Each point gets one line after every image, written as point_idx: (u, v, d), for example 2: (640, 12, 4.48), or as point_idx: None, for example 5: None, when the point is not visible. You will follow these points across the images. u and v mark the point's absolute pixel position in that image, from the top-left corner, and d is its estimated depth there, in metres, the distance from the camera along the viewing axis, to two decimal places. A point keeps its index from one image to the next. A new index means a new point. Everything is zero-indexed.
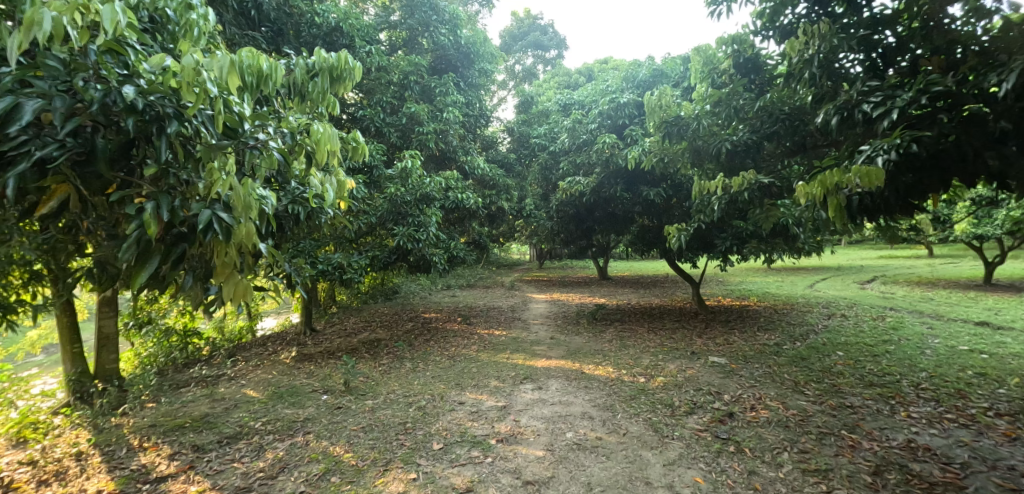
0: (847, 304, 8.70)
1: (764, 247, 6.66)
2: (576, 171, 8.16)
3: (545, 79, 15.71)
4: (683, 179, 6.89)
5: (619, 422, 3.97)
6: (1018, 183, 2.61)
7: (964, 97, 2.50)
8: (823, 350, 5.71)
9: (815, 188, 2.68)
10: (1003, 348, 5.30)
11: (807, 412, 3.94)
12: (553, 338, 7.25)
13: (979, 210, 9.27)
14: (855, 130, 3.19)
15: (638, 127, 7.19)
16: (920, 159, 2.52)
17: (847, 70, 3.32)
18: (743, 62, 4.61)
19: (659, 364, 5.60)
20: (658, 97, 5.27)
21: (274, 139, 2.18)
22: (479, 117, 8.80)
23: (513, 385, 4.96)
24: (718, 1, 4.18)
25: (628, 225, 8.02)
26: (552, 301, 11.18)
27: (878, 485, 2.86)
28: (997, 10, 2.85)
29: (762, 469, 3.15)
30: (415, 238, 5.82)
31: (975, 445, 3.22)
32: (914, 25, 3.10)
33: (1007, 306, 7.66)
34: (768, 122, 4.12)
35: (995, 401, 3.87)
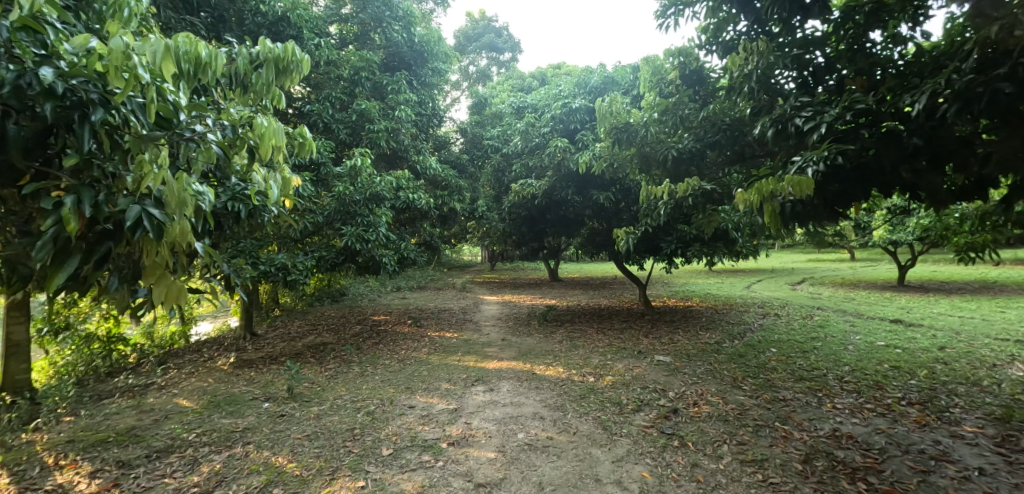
0: (779, 304, 9.30)
1: (706, 250, 7.00)
2: (529, 174, 8.23)
3: (498, 82, 15.75)
4: (631, 184, 7.12)
5: (570, 421, 4.03)
6: (927, 193, 2.89)
7: (882, 115, 2.71)
8: (758, 347, 6.07)
9: (752, 195, 2.85)
10: (913, 343, 5.84)
11: (744, 406, 4.17)
12: (505, 339, 7.26)
13: (893, 218, 10.17)
14: (789, 143, 3.40)
15: (589, 132, 7.37)
16: (844, 171, 2.74)
17: (782, 85, 3.55)
18: (688, 73, 4.84)
19: (608, 364, 5.75)
20: (609, 104, 5.43)
21: (213, 131, 2.05)
22: (432, 117, 8.71)
23: (464, 388, 4.93)
24: (667, 14, 4.36)
25: (579, 228, 8.20)
26: (504, 303, 11.20)
27: (808, 472, 3.07)
28: (911, 38, 3.16)
29: (704, 461, 3.30)
30: (365, 239, 5.67)
31: (890, 432, 3.53)
32: (840, 47, 3.37)
33: (916, 305, 8.45)
34: (711, 132, 4.34)
35: (907, 392, 4.25)
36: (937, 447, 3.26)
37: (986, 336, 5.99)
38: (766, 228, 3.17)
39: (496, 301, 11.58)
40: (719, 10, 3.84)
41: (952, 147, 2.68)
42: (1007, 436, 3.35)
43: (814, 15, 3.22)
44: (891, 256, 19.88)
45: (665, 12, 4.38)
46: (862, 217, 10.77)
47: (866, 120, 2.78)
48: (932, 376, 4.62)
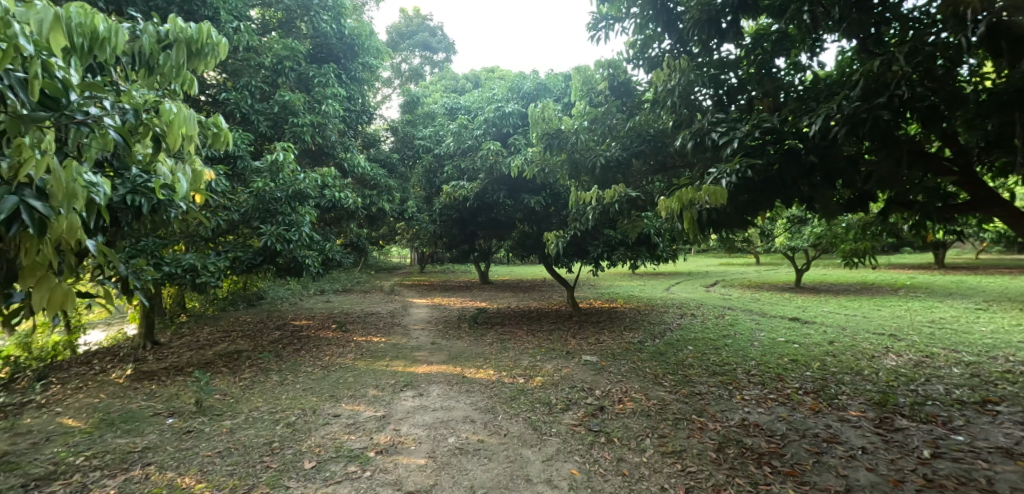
0: (695, 305, 9.98)
1: (630, 254, 7.35)
2: (461, 176, 8.18)
3: (431, 81, 15.53)
4: (561, 189, 7.31)
5: (501, 423, 4.05)
6: (821, 205, 3.23)
7: (785, 134, 3.00)
8: (676, 346, 6.47)
9: (674, 203, 3.03)
10: (807, 339, 6.52)
11: (664, 401, 4.43)
12: (434, 343, 7.14)
13: (791, 227, 11.28)
14: (706, 155, 3.66)
15: (521, 137, 7.47)
16: (754, 183, 2.99)
17: (700, 102, 3.82)
18: (617, 85, 5.08)
19: (537, 365, 5.84)
20: (541, 109, 5.57)
21: (111, 116, 1.82)
22: (360, 114, 8.41)
23: (392, 393, 4.78)
24: (598, 27, 4.54)
25: (510, 230, 8.29)
26: (434, 305, 11.02)
27: (721, 460, 3.31)
28: (809, 66, 3.55)
29: (629, 455, 3.45)
30: (286, 239, 5.29)
31: (789, 419, 3.91)
32: (751, 70, 3.70)
33: (810, 305, 9.43)
34: (637, 142, 4.59)
35: (803, 382, 4.74)
36: (828, 430, 3.67)
37: (865, 331, 6.83)
38: (686, 234, 3.38)
39: (426, 303, 11.36)
40: (646, 27, 4.10)
41: (842, 164, 3.02)
42: (883, 418, 3.83)
43: (730, 38, 3.50)
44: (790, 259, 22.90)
45: (596, 25, 4.55)
46: (765, 225, 11.84)
47: (772, 137, 3.06)
48: (823, 367, 5.18)
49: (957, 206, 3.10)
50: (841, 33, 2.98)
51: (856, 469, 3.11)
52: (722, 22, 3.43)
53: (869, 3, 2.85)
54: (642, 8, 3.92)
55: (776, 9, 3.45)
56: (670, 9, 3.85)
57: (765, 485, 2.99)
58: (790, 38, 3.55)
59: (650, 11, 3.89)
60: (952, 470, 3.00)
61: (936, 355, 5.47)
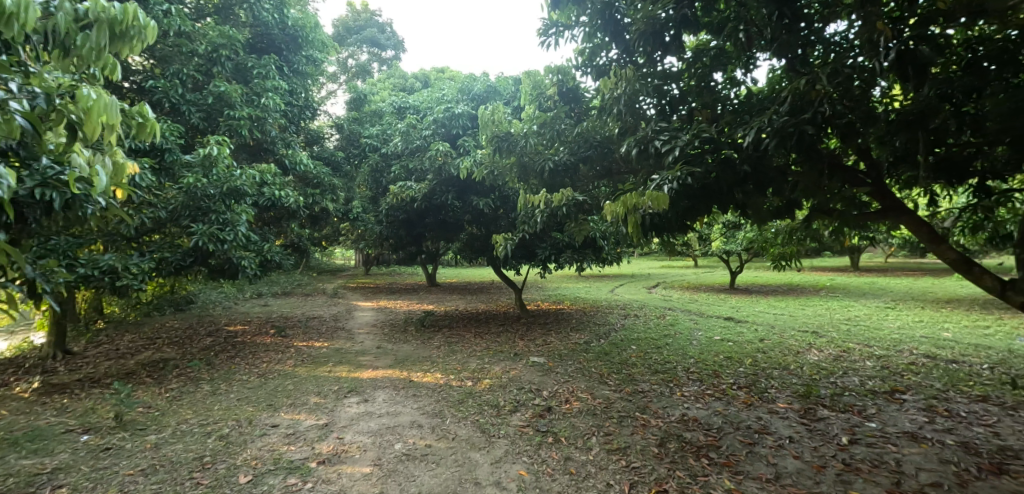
0: (638, 306, 10.36)
1: (577, 256, 7.54)
2: (409, 176, 8.03)
3: (379, 79, 15.15)
4: (510, 192, 7.36)
5: (449, 427, 4.01)
6: (753, 212, 3.44)
7: (720, 144, 3.18)
8: (620, 345, 6.69)
9: (619, 208, 3.13)
10: (740, 337, 6.95)
11: (609, 399, 4.56)
12: (380, 347, 6.95)
13: (726, 232, 11.99)
14: (649, 162, 3.82)
15: (470, 139, 7.45)
16: (693, 190, 3.15)
17: (644, 111, 3.98)
18: (566, 91, 5.19)
19: (486, 367, 5.84)
20: (491, 111, 5.60)
21: (18, 99, 1.63)
22: (303, 109, 8.06)
23: (335, 400, 4.60)
24: (548, 33, 4.61)
25: (458, 232, 8.24)
26: (379, 309, 10.72)
27: (663, 454, 3.45)
28: (743, 81, 3.79)
29: (575, 454, 3.52)
30: (220, 239, 4.94)
31: (725, 413, 4.15)
32: (692, 82, 3.90)
33: (742, 305, 10.06)
34: (584, 147, 4.71)
35: (737, 378, 5.05)
36: (759, 422, 3.92)
37: (790, 330, 7.36)
38: (630, 238, 3.50)
39: (371, 307, 11.05)
40: (594, 36, 4.22)
41: (771, 174, 3.24)
42: (807, 409, 4.16)
43: (673, 51, 3.67)
44: (725, 262, 24.51)
45: (546, 31, 4.63)
46: (702, 229, 12.50)
47: (710, 147, 3.24)
48: (754, 364, 5.54)
49: (870, 214, 3.42)
50: (772, 52, 3.20)
51: (784, 457, 3.35)
52: (666, 35, 3.59)
53: (797, 26, 3.10)
54: (591, 17, 4.05)
55: (715, 26, 3.66)
56: (617, 20, 3.99)
57: (703, 475, 3.14)
58: (727, 54, 3.78)
59: (598, 20, 4.03)
60: (866, 455, 3.30)
61: (851, 350, 6.00)
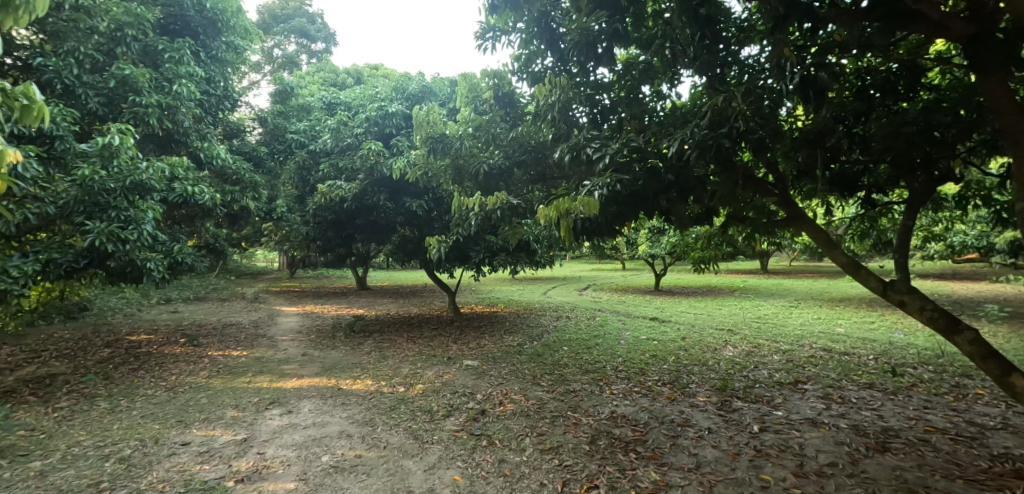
0: (570, 308, 10.66)
1: (510, 260, 7.62)
2: (338, 175, 7.70)
3: (308, 71, 14.43)
4: (444, 194, 7.29)
5: (380, 436, 3.88)
6: (676, 218, 3.64)
7: (646, 154, 3.36)
8: (553, 347, 6.85)
9: (551, 212, 3.18)
10: (664, 336, 7.37)
11: (542, 400, 4.65)
12: (305, 354, 6.58)
13: (652, 237, 12.67)
14: (581, 169, 3.96)
15: (404, 139, 7.30)
16: (622, 196, 3.29)
17: (577, 118, 4.11)
18: (501, 95, 5.27)
19: (419, 372, 5.72)
20: (426, 112, 5.57)
21: None
22: (222, 99, 7.48)
23: (256, 413, 4.30)
24: (486, 37, 4.63)
25: (390, 234, 8.04)
26: (304, 314, 10.16)
27: (594, 451, 3.57)
28: (668, 95, 4.05)
29: (509, 456, 3.55)
30: (122, 239, 4.45)
31: (651, 408, 4.38)
32: (622, 94, 4.09)
33: (666, 306, 10.67)
34: (519, 151, 4.79)
35: (661, 374, 5.36)
36: (682, 416, 4.18)
37: (708, 328, 7.93)
38: (563, 242, 3.59)
39: (295, 312, 10.44)
40: (531, 43, 4.30)
41: (692, 183, 3.46)
42: (723, 401, 4.49)
43: (604, 63, 3.83)
44: (650, 265, 25.90)
45: (483, 35, 4.64)
46: (630, 234, 13.12)
47: (637, 156, 3.42)
48: (676, 361, 5.90)
49: (776, 221, 3.75)
50: (695, 70, 3.43)
51: (703, 447, 3.59)
52: (598, 47, 3.74)
53: (716, 47, 3.35)
54: (528, 24, 4.13)
55: (644, 42, 3.87)
56: (553, 29, 4.10)
57: (631, 469, 3.29)
58: (654, 69, 4.00)
59: (535, 28, 4.12)
60: (775, 441, 3.63)
61: (760, 346, 6.56)
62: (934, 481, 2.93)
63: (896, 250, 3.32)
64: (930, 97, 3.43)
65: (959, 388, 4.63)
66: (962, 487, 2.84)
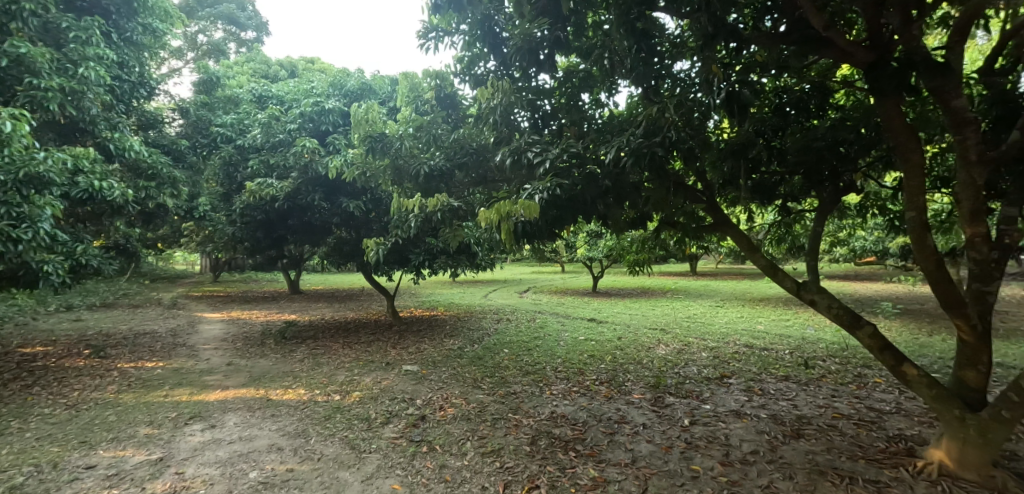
0: (510, 310, 10.73)
1: (451, 263, 7.55)
2: (269, 172, 7.28)
3: (237, 61, 13.54)
4: (384, 195, 7.09)
5: (314, 447, 3.70)
6: (613, 223, 3.77)
7: (585, 160, 3.48)
8: (494, 349, 6.87)
9: (492, 215, 3.16)
10: (601, 336, 7.61)
11: (483, 403, 4.64)
12: (230, 364, 6.14)
13: (590, 240, 13.07)
14: (522, 173, 4.01)
15: (342, 137, 7.04)
16: (561, 200, 3.35)
17: (519, 123, 4.16)
18: (443, 96, 5.22)
19: (355, 379, 5.52)
20: (365, 110, 5.43)
21: None
22: (136, 86, 6.85)
23: (173, 429, 3.95)
24: (428, 36, 4.57)
25: (325, 236, 7.72)
26: (229, 320, 9.49)
27: (535, 452, 3.62)
28: (606, 103, 4.20)
29: (450, 461, 3.50)
30: (14, 239, 3.93)
31: (589, 407, 4.51)
32: (562, 100, 4.19)
33: (603, 307, 11.04)
34: (460, 154, 4.76)
35: (598, 374, 5.54)
36: (618, 413, 4.33)
37: (642, 328, 8.29)
38: (504, 245, 3.59)
39: (219, 318, 9.73)
40: (474, 46, 4.30)
41: (627, 190, 3.60)
42: (657, 397, 4.71)
43: (546, 69, 3.89)
44: (588, 268, 26.67)
45: (426, 35, 4.58)
46: (569, 237, 13.45)
47: (576, 162, 3.52)
48: (613, 360, 6.12)
49: (704, 227, 4.00)
50: (632, 81, 3.59)
51: (639, 442, 3.74)
52: (540, 53, 3.80)
53: (651, 60, 3.52)
54: (471, 27, 4.12)
55: (584, 51, 4.00)
56: (496, 33, 4.12)
57: (571, 468, 3.36)
58: (593, 78, 4.15)
59: (478, 31, 4.12)
60: (703, 433, 3.86)
61: (689, 344, 6.95)
62: (840, 462, 3.24)
63: (808, 254, 3.63)
64: (836, 116, 3.81)
65: (860, 377, 5.17)
66: (864, 466, 3.15)
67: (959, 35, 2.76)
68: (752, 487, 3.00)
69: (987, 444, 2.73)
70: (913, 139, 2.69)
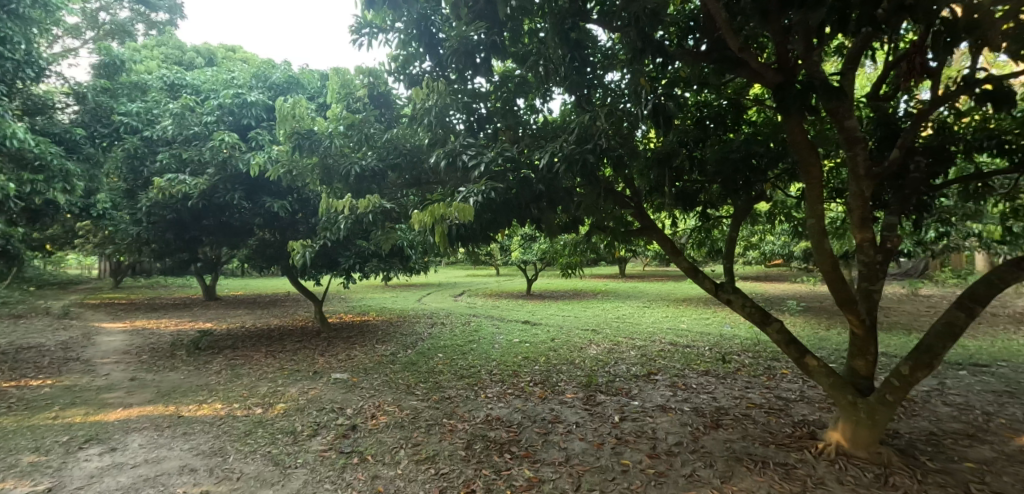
0: (445, 314, 10.62)
1: (383, 266, 7.33)
2: (181, 167, 6.68)
3: (145, 45, 12.28)
4: (311, 195, 6.74)
5: (232, 466, 3.42)
6: (547, 227, 3.83)
7: (520, 164, 3.54)
8: (428, 354, 6.75)
9: (426, 217, 3.09)
10: (535, 338, 7.74)
11: (417, 409, 4.54)
12: (133, 378, 5.54)
13: (525, 243, 13.26)
14: (457, 176, 3.97)
15: (265, 132, 6.61)
16: (496, 204, 3.35)
17: (454, 125, 4.13)
18: (376, 94, 5.08)
19: (280, 390, 5.18)
20: (292, 105, 5.15)
21: None
22: (20, 65, 6.02)
23: (63, 455, 3.49)
24: (361, 32, 4.42)
25: (246, 238, 7.20)
26: (131, 330, 8.55)
27: (470, 456, 3.59)
28: (540, 109, 4.29)
29: (383, 471, 3.39)
30: None
31: (524, 408, 4.56)
32: (498, 104, 4.20)
33: (538, 309, 11.25)
34: (393, 154, 4.62)
35: (533, 375, 5.63)
36: (552, 413, 4.43)
37: (574, 329, 8.54)
38: (437, 248, 3.53)
39: (119, 328, 8.75)
40: (409, 45, 4.20)
41: (561, 194, 3.68)
42: (588, 396, 4.87)
43: (482, 73, 3.90)
44: (522, 271, 26.95)
45: (359, 30, 4.42)
46: (505, 241, 13.56)
47: (511, 166, 3.56)
48: (546, 361, 6.25)
49: (632, 231, 4.20)
50: (566, 88, 3.69)
51: (572, 440, 3.84)
52: (476, 56, 3.80)
53: (584, 70, 3.63)
54: (407, 25, 4.04)
55: (520, 56, 4.06)
56: (432, 33, 4.09)
57: (506, 470, 3.38)
58: (528, 84, 4.22)
59: (414, 30, 4.05)
60: (633, 428, 4.04)
61: (619, 343, 7.25)
62: (754, 448, 3.52)
63: (725, 258, 3.93)
64: (748, 131, 4.16)
65: (770, 369, 5.66)
66: (774, 450, 3.45)
67: (851, 63, 3.11)
68: (677, 477, 3.18)
69: (875, 424, 3.09)
70: (812, 154, 3.01)
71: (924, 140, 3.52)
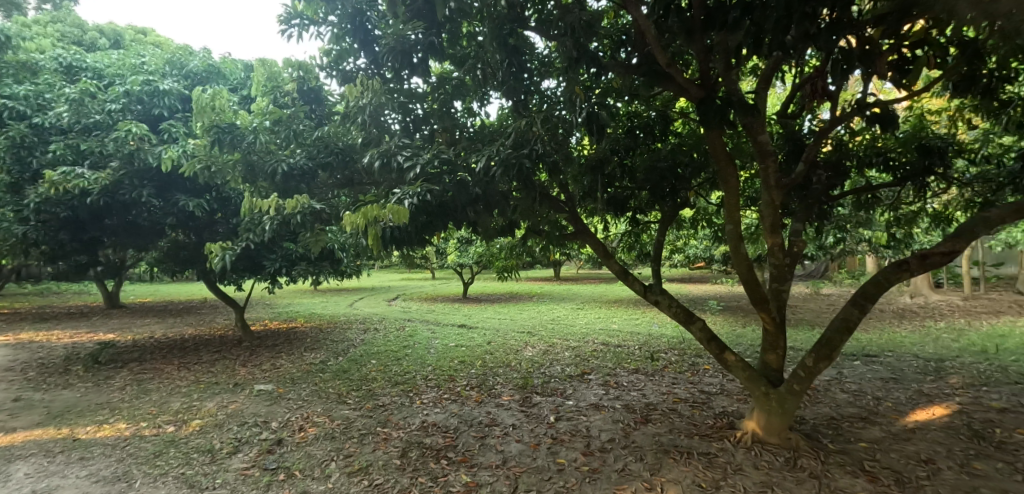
0: (378, 319, 10.31)
1: (312, 269, 6.99)
2: (78, 159, 5.97)
3: (35, 20, 10.87)
4: (232, 194, 6.29)
5: (138, 491, 3.10)
6: (484, 229, 3.84)
7: (457, 167, 3.52)
8: (360, 361, 6.51)
9: (358, 219, 2.97)
10: (472, 342, 7.72)
11: (349, 419, 4.37)
12: (14, 399, 4.86)
13: (461, 247, 13.21)
14: (391, 177, 3.86)
15: (180, 124, 6.08)
16: (432, 206, 3.31)
17: (389, 125, 4.03)
18: (306, 90, 4.83)
19: (194, 405, 4.77)
20: (210, 96, 4.79)
21: None
22: None
23: None
24: (291, 23, 4.20)
25: (156, 239, 6.58)
26: (12, 344, 7.51)
27: (405, 465, 3.51)
28: (478, 113, 4.29)
29: (312, 486, 3.23)
30: None
31: (460, 413, 4.52)
32: (435, 105, 4.16)
33: (474, 312, 11.26)
34: (323, 153, 4.36)
35: (469, 379, 5.60)
36: (488, 416, 4.44)
37: (510, 331, 8.61)
38: (371, 251, 3.41)
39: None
40: (342, 40, 4.04)
41: (498, 197, 3.70)
42: (525, 398, 4.94)
43: (419, 73, 3.82)
44: (458, 275, 26.76)
45: (288, 21, 4.20)
46: (441, 243, 13.42)
47: (448, 168, 3.53)
48: (483, 365, 6.25)
49: (567, 235, 4.30)
50: (504, 93, 3.71)
51: (508, 442, 3.87)
52: (414, 56, 3.72)
53: (521, 76, 3.68)
54: (340, 19, 3.89)
55: (458, 59, 4.04)
56: (368, 29, 3.95)
57: (442, 476, 3.34)
58: (465, 87, 4.18)
59: (348, 25, 3.91)
60: (568, 427, 4.14)
61: (554, 345, 7.41)
62: (679, 440, 3.74)
63: (653, 261, 4.15)
64: (674, 142, 4.41)
65: (693, 366, 6.05)
66: (697, 441, 3.70)
67: (764, 83, 3.38)
68: (610, 472, 3.31)
69: (785, 412, 3.39)
70: (730, 164, 3.25)
71: (824, 155, 3.92)
